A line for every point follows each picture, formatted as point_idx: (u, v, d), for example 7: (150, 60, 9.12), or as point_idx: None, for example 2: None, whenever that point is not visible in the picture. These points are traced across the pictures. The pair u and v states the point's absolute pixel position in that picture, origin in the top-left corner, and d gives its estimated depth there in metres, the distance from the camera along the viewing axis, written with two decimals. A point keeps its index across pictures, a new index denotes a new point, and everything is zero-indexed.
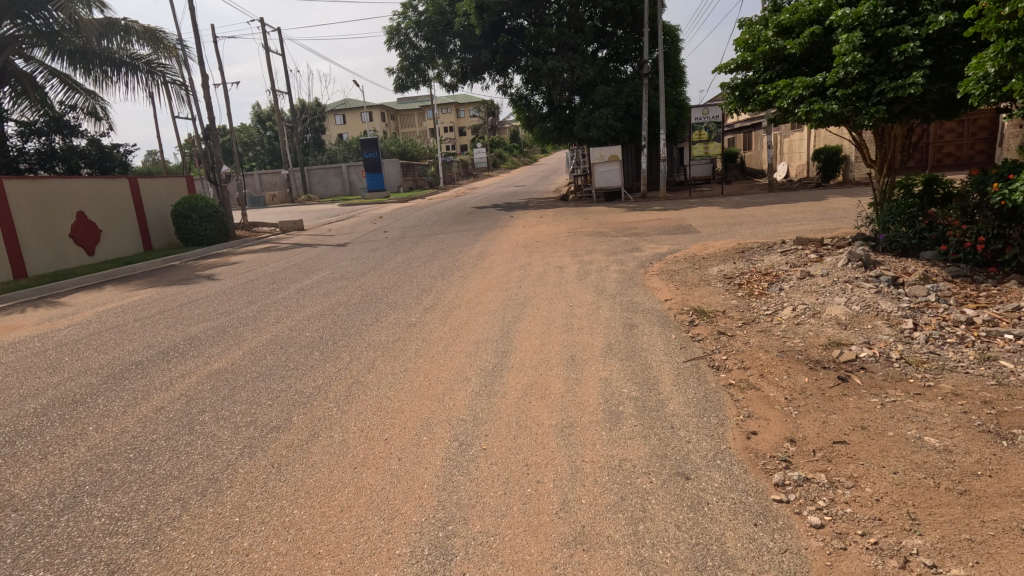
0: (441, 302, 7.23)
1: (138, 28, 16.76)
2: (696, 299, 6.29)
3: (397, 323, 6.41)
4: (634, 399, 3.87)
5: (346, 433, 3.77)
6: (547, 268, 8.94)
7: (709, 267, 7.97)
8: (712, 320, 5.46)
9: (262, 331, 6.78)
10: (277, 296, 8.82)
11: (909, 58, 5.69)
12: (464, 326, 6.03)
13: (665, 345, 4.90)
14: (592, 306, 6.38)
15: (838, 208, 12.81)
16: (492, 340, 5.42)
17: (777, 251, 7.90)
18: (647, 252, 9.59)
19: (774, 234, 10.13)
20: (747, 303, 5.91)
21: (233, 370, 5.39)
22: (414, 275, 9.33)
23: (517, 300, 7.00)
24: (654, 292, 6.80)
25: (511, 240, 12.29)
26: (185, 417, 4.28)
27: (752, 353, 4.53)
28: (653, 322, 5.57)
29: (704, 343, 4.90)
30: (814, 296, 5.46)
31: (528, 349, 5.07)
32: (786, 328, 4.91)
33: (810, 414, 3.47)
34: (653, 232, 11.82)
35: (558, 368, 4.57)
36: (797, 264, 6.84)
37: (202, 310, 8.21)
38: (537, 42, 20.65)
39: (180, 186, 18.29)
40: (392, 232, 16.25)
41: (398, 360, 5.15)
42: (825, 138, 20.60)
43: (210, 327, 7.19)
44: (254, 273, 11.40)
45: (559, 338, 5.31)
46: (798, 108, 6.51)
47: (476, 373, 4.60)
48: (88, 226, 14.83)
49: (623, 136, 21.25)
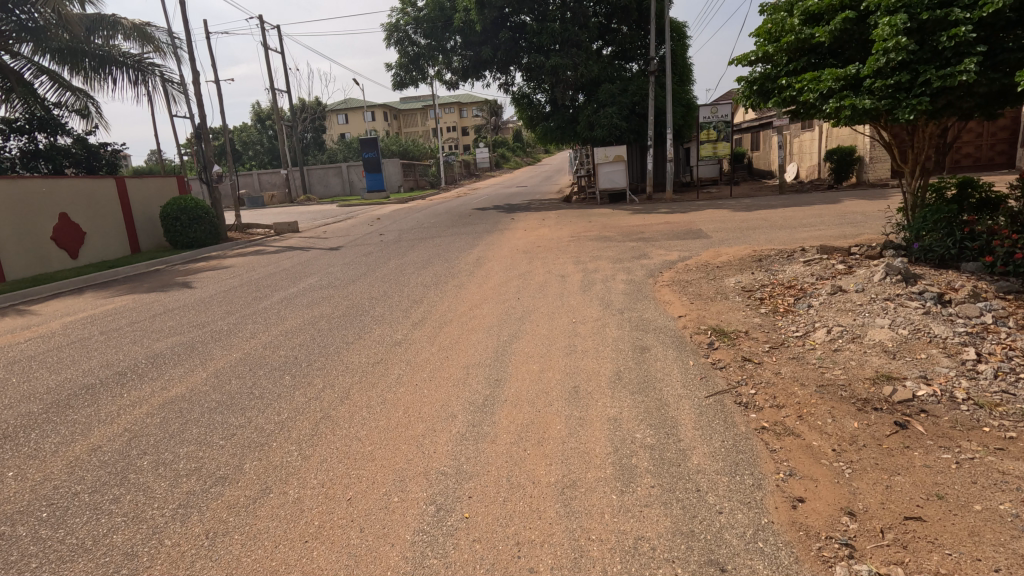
0: (431, 316, 6.62)
1: (127, 24, 16.23)
2: (712, 316, 5.66)
3: (381, 341, 5.79)
4: (649, 448, 3.22)
5: (303, 488, 3.13)
6: (548, 276, 8.31)
7: (725, 277, 7.31)
8: (734, 343, 4.83)
9: (234, 348, 6.15)
10: (258, 306, 8.21)
11: (958, 45, 5.09)
12: (455, 345, 5.41)
13: (682, 374, 4.26)
14: (597, 323, 5.74)
15: (856, 212, 12.13)
16: (485, 365, 4.79)
17: (800, 261, 7.23)
18: (656, 260, 8.95)
19: (792, 241, 9.48)
20: (772, 322, 5.26)
21: (192, 395, 4.76)
22: (406, 283, 8.70)
23: (514, 314, 6.37)
24: (666, 307, 6.16)
25: (511, 245, 11.64)
26: (121, 461, 3.66)
27: (785, 386, 3.88)
28: (667, 345, 4.92)
29: (727, 372, 4.26)
30: (850, 316, 4.80)
31: (525, 378, 4.44)
32: (822, 354, 4.27)
33: (867, 475, 2.82)
34: (661, 237, 11.14)
35: (558, 403, 3.93)
36: (824, 277, 6.18)
37: (175, 323, 7.60)
38: (539, 38, 19.98)
39: (171, 186, 17.71)
40: (389, 235, 15.64)
41: (376, 389, 4.53)
42: (838, 138, 19.92)
43: (180, 342, 6.58)
44: (238, 279, 10.80)
45: (560, 363, 4.68)
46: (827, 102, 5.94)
47: (464, 409, 3.95)
48: (71, 228, 14.23)
49: (628, 135, 20.60)
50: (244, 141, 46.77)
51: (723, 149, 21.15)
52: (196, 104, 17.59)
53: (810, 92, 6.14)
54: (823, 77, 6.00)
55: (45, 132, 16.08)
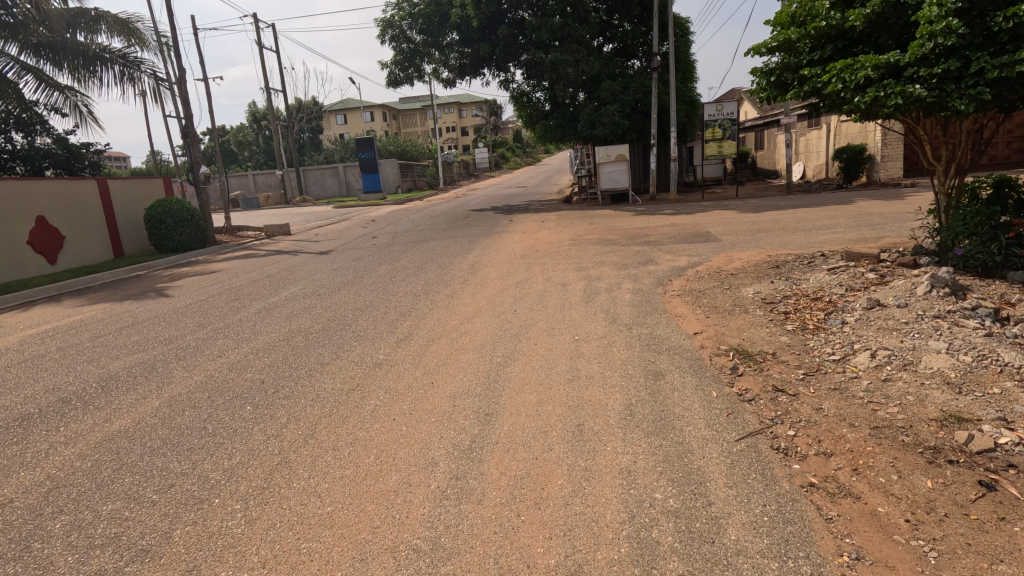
0: (417, 332, 5.98)
1: (111, 19, 15.62)
2: (731, 334, 5.01)
3: (360, 362, 5.15)
4: (673, 516, 2.59)
5: (240, 570, 2.50)
6: (547, 284, 7.69)
7: (741, 286, 6.68)
8: (762, 368, 4.19)
9: (198, 368, 5.52)
10: (234, 318, 7.58)
11: (1016, 26, 4.57)
12: (441, 369, 4.77)
13: (705, 410, 3.62)
14: (603, 341, 5.10)
15: (873, 213, 11.54)
16: (475, 395, 4.15)
17: (823, 268, 6.59)
18: (664, 266, 8.33)
19: (808, 245, 8.88)
20: (802, 343, 4.60)
21: (137, 430, 4.14)
22: (394, 292, 8.07)
23: (509, 329, 5.74)
24: (678, 322, 5.52)
25: (509, 249, 11.03)
26: (28, 524, 3.01)
27: (831, 427, 3.24)
28: (684, 370, 4.28)
29: (758, 406, 3.62)
30: (896, 336, 4.16)
31: (519, 412, 3.80)
32: (869, 385, 3.62)
33: (959, 562, 2.20)
34: (667, 241, 10.51)
35: (559, 447, 3.29)
36: (855, 288, 5.53)
37: (141, 337, 6.97)
38: (539, 34, 19.31)
39: (156, 187, 17.07)
40: (382, 238, 15.04)
41: (347, 426, 3.87)
42: (847, 135, 19.23)
43: (142, 361, 5.96)
44: (219, 285, 10.18)
45: (561, 393, 4.04)
46: (863, 93, 5.38)
47: (447, 455, 3.31)
48: (49, 232, 13.60)
49: (630, 134, 19.97)
50: (240, 141, 46.20)
51: (730, 147, 20.10)
52: (181, 103, 16.99)
53: (842, 82, 5.55)
54: (858, 65, 5.42)
55: (21, 131, 15.30)
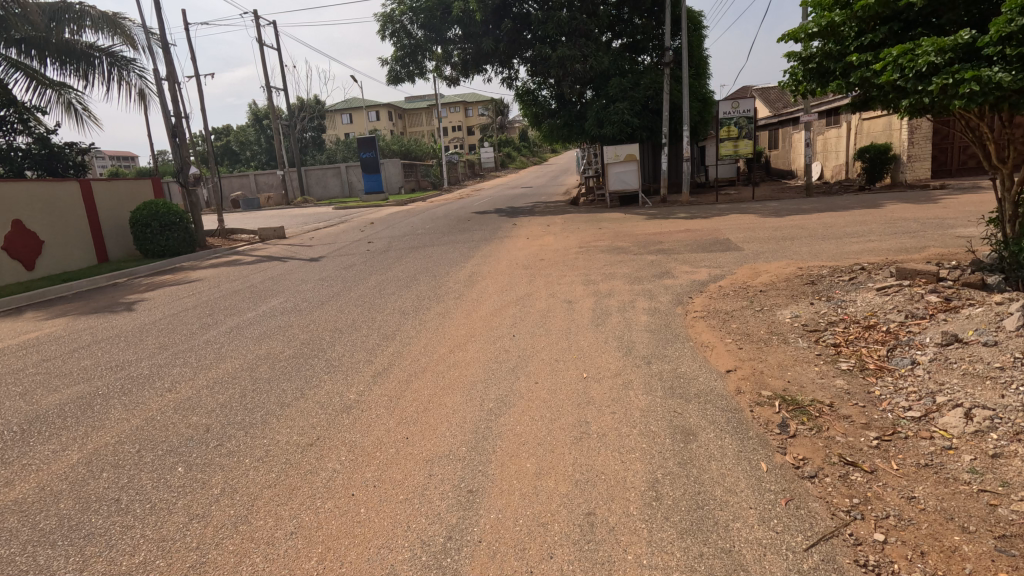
0: (399, 363, 5.13)
1: (96, 14, 14.88)
2: (772, 375, 4.13)
3: (326, 406, 4.31)
4: None
5: None
6: (551, 301, 6.85)
7: (775, 308, 5.79)
8: (821, 428, 3.31)
9: (139, 408, 4.68)
10: (199, 339, 6.77)
11: None
12: (419, 418, 3.92)
13: (755, 494, 2.74)
14: (616, 381, 4.24)
15: (907, 219, 10.60)
16: (460, 459, 3.31)
17: (872, 288, 5.68)
18: (682, 280, 7.47)
19: (843, 257, 7.99)
20: (865, 390, 3.71)
21: (33, 502, 3.30)
22: (380, 309, 7.25)
23: (506, 361, 4.89)
24: (706, 355, 4.65)
25: (510, 257, 10.19)
26: None
27: (938, 533, 2.36)
28: (720, 428, 3.41)
29: (825, 488, 2.76)
30: (995, 389, 3.26)
31: (512, 491, 2.95)
32: (974, 464, 2.74)
33: None
34: (683, 249, 9.63)
35: (563, 552, 2.47)
36: (917, 317, 4.62)
37: (91, 362, 6.17)
38: (545, 28, 18.41)
39: (144, 189, 16.30)
40: (378, 243, 14.23)
41: (291, 505, 3.02)
42: (869, 134, 18.24)
43: (80, 395, 5.14)
44: (194, 297, 9.40)
45: (566, 460, 3.19)
46: (928, 82, 4.50)
47: (414, 565, 2.47)
48: (26, 237, 12.86)
49: (640, 133, 19.06)
50: (242, 140, 45.68)
51: (745, 147, 19.06)
52: (172, 103, 16.23)
53: (900, 71, 4.67)
54: (919, 50, 4.55)
55: None
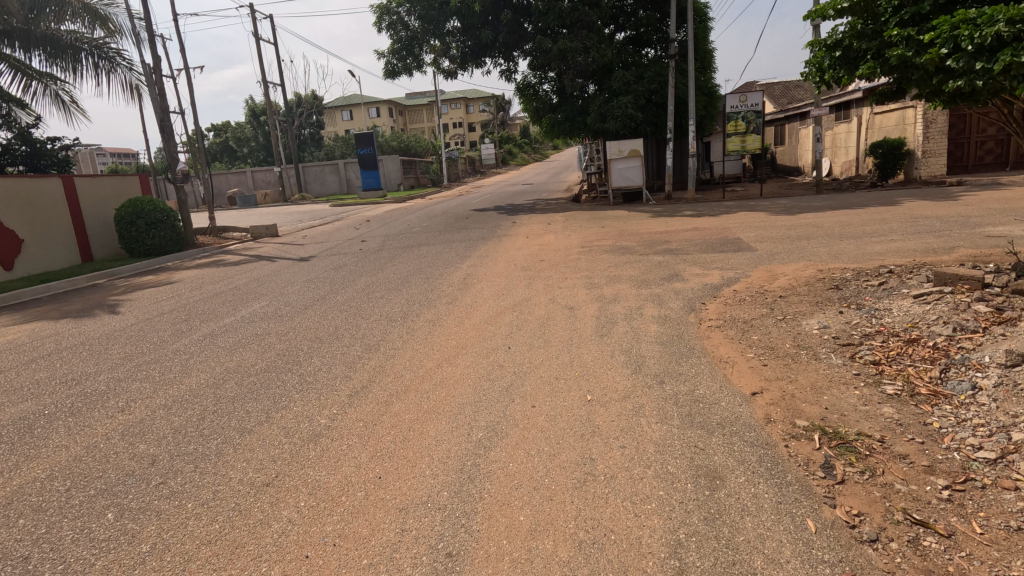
0: (380, 380, 4.56)
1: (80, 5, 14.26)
2: (806, 400, 3.58)
3: (292, 434, 3.75)
4: None
5: None
6: (551, 307, 6.30)
7: (800, 316, 5.22)
8: (876, 473, 2.75)
9: (82, 432, 4.12)
10: (168, 348, 6.21)
11: None
12: (396, 452, 3.36)
13: (805, 568, 2.18)
14: (625, 406, 3.68)
15: (929, 217, 10.02)
16: (440, 510, 2.75)
17: (907, 295, 5.11)
18: (693, 284, 6.91)
19: (866, 258, 7.41)
20: (922, 422, 3.14)
21: None
22: (366, 315, 6.69)
23: (499, 379, 4.33)
24: (726, 374, 4.10)
25: (509, 258, 9.63)
26: None
27: None
28: (753, 471, 2.84)
29: (895, 559, 2.20)
30: None
31: (501, 555, 2.40)
32: None
33: None
34: (691, 249, 9.08)
35: None
36: (967, 331, 4.06)
37: (47, 375, 5.64)
38: (546, 19, 17.82)
39: (132, 185, 15.75)
40: (372, 241, 13.68)
41: (233, 569, 2.48)
42: (882, 129, 17.63)
43: (24, 415, 4.58)
44: (173, 300, 8.85)
45: (568, 515, 2.62)
46: (995, 56, 4.15)
47: None
48: (4, 235, 12.31)
49: (644, 128, 18.45)
50: (239, 137, 45.25)
51: (753, 143, 18.45)
52: (160, 97, 15.67)
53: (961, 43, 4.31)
54: (986, 19, 4.16)
55: None
